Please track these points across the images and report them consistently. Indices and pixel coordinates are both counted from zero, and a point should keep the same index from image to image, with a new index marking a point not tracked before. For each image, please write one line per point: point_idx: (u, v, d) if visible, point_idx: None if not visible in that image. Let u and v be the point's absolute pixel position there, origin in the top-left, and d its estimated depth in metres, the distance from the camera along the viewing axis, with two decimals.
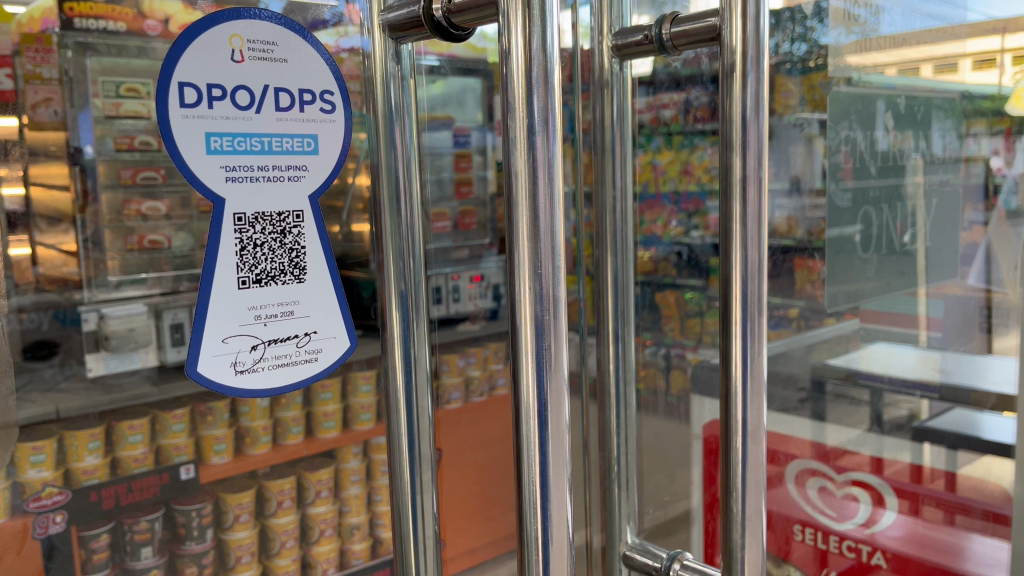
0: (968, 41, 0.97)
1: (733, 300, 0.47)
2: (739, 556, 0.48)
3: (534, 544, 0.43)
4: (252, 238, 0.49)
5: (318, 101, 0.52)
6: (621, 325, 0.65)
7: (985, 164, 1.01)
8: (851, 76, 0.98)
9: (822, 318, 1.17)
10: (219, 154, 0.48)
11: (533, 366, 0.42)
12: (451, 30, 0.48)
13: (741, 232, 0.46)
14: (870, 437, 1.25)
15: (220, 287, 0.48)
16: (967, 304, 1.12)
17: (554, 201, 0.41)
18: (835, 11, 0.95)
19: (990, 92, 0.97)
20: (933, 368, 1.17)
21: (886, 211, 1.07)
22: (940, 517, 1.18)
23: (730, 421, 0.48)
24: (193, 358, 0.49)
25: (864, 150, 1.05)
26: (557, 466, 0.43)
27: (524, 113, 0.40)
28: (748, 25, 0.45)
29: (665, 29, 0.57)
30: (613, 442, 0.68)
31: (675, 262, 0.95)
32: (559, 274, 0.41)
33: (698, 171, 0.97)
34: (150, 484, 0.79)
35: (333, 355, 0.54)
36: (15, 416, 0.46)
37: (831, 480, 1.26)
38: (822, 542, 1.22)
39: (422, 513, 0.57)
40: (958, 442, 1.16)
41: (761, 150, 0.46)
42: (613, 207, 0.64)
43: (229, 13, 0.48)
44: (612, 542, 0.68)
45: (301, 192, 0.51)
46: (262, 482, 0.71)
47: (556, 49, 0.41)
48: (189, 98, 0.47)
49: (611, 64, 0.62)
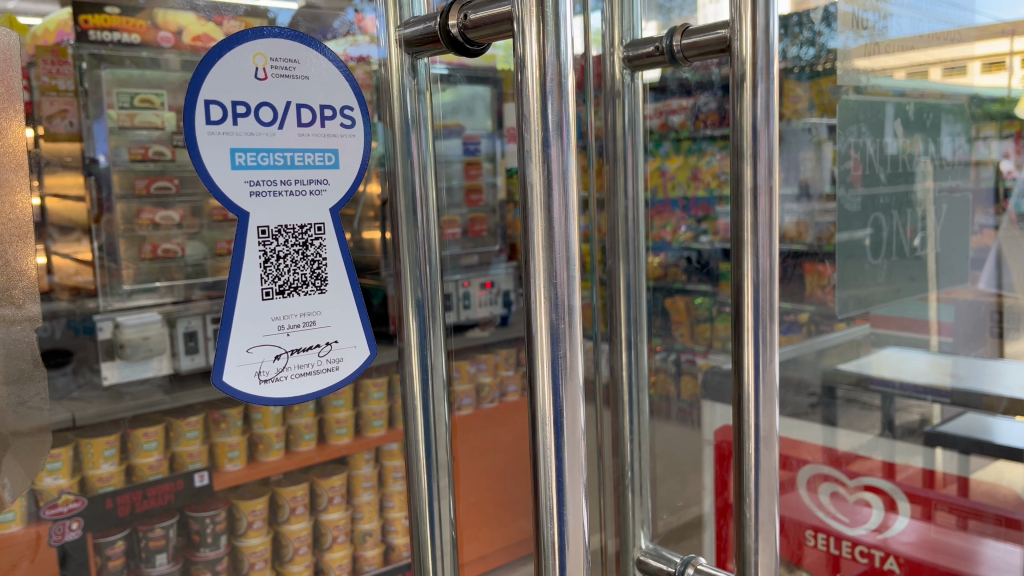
0: (976, 44, 1.00)
1: (744, 309, 0.47)
2: (752, 560, 0.48)
3: (552, 548, 0.44)
4: (275, 250, 0.50)
5: (339, 116, 0.52)
6: (634, 331, 0.66)
7: (995, 167, 1.04)
8: (859, 83, 0.99)
9: (834, 322, 1.14)
10: (244, 169, 0.49)
11: (550, 376, 0.42)
12: (467, 45, 0.49)
13: (752, 240, 0.47)
14: (882, 442, 1.24)
15: (245, 298, 0.49)
16: (977, 308, 1.12)
17: (568, 210, 0.41)
18: (842, 16, 0.95)
19: (1000, 95, 1.01)
20: (944, 372, 1.17)
21: (897, 217, 1.06)
22: (953, 522, 1.16)
23: (742, 427, 0.48)
24: (218, 367, 0.50)
25: (873, 155, 1.04)
26: (573, 470, 0.43)
27: (537, 124, 0.41)
28: (758, 35, 0.45)
29: (675, 41, 0.58)
30: (626, 448, 0.68)
31: (684, 269, 0.91)
32: (575, 283, 0.42)
33: (705, 177, 0.99)
34: (163, 491, 0.77)
35: (354, 364, 0.55)
36: (48, 420, 0.49)
37: (844, 485, 1.20)
38: (835, 547, 1.14)
39: (440, 520, 0.58)
40: (970, 447, 1.17)
41: (771, 158, 0.46)
42: (626, 216, 0.65)
43: (251, 32, 0.49)
44: (625, 547, 0.68)
45: (322, 205, 0.52)
46: (275, 488, 0.71)
47: (570, 59, 0.41)
48: (215, 115, 0.48)
49: (622, 75, 0.63)
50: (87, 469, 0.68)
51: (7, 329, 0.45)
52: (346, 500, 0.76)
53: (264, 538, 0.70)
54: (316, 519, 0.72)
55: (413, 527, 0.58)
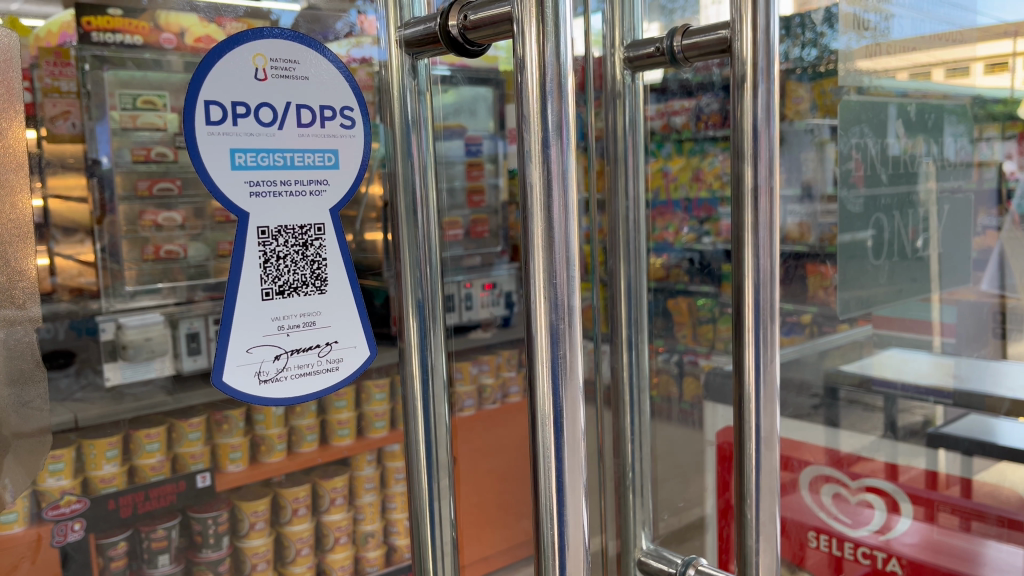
0: (978, 45, 0.97)
1: (745, 309, 0.47)
2: (754, 560, 0.48)
3: (552, 549, 0.44)
4: (274, 250, 0.50)
5: (339, 117, 0.52)
6: (634, 332, 0.66)
7: (998, 168, 1.02)
8: (861, 83, 0.98)
9: (834, 323, 1.12)
10: (244, 170, 0.49)
11: (550, 377, 0.42)
12: (467, 46, 0.49)
13: (753, 239, 0.47)
14: (885, 444, 1.26)
15: (245, 298, 0.49)
16: (980, 309, 1.11)
17: (568, 210, 0.41)
18: (844, 17, 0.94)
19: (1002, 96, 0.98)
20: (947, 373, 1.18)
21: (898, 217, 1.07)
22: (956, 524, 1.13)
23: (743, 427, 0.48)
24: (219, 366, 0.50)
25: (875, 155, 1.04)
26: (573, 471, 0.43)
27: (538, 124, 0.41)
28: (759, 36, 0.45)
29: (676, 42, 0.58)
30: (627, 448, 0.68)
31: (687, 270, 0.92)
32: (574, 283, 0.42)
33: (709, 178, 0.98)
34: (167, 492, 0.76)
35: (354, 364, 0.55)
36: (49, 421, 0.49)
37: (846, 487, 1.20)
38: (837, 548, 1.12)
39: (440, 521, 0.58)
40: (972, 449, 1.17)
41: (771, 158, 0.46)
42: (626, 216, 0.65)
43: (251, 32, 0.49)
44: (627, 548, 0.68)
45: (322, 205, 0.52)
46: (278, 489, 0.71)
47: (570, 59, 0.41)
48: (214, 116, 0.48)
49: (623, 75, 0.62)
50: (89, 470, 0.69)
51: (9, 329, 0.45)
52: (347, 501, 0.77)
53: (267, 539, 0.69)
54: (317, 519, 0.73)
55: (414, 527, 0.58)
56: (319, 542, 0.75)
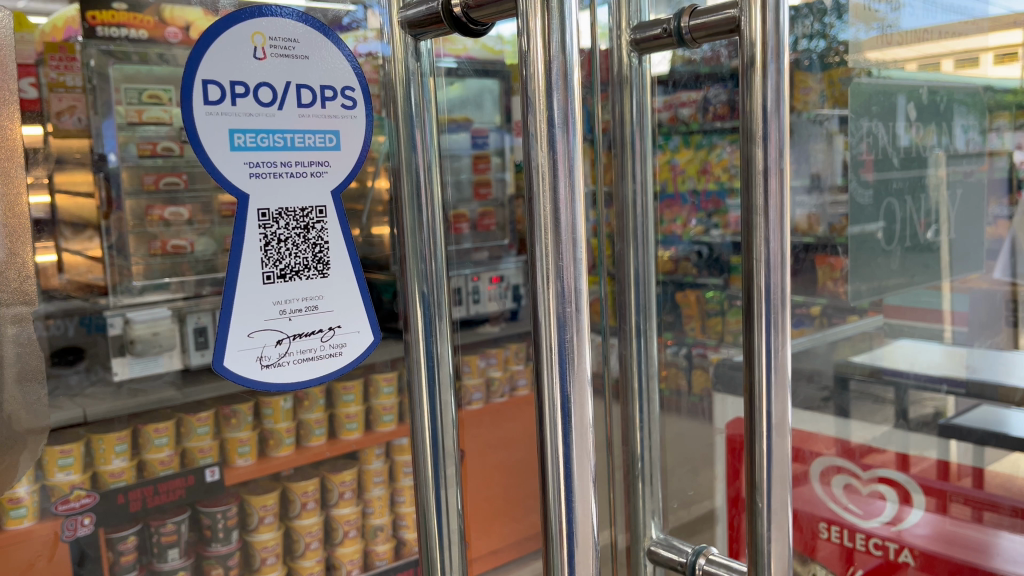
0: (990, 34, 0.96)
1: (757, 296, 0.47)
2: (766, 549, 0.48)
3: (560, 538, 0.43)
4: (276, 233, 0.50)
5: (340, 97, 0.52)
6: (644, 320, 0.65)
7: (1009, 157, 1.01)
8: (871, 69, 0.96)
9: (845, 314, 1.15)
10: (243, 151, 0.48)
11: (557, 365, 0.42)
12: (470, 25, 0.48)
13: (764, 225, 0.46)
14: (896, 435, 1.21)
15: (246, 282, 0.49)
16: (994, 297, 1.08)
17: (574, 194, 0.41)
18: (853, 7, 0.93)
19: (1012, 85, 0.98)
20: (960, 363, 1.14)
21: (910, 203, 1.06)
22: (968, 515, 1.10)
23: (754, 417, 0.48)
24: (220, 352, 0.49)
25: (887, 143, 1.01)
26: (580, 460, 0.43)
27: (545, 110, 0.41)
28: (767, 17, 0.45)
29: (683, 22, 0.57)
30: (635, 438, 0.68)
31: (695, 261, 0.91)
32: (581, 268, 0.42)
33: (716, 169, 0.96)
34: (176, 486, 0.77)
35: (356, 350, 0.54)
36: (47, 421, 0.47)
37: (857, 477, 1.18)
38: (848, 539, 1.14)
39: (446, 510, 0.56)
40: (986, 437, 1.11)
41: (782, 143, 0.45)
42: (634, 202, 0.64)
43: (252, 11, 0.49)
44: (635, 538, 0.68)
45: (323, 187, 0.51)
46: (287, 483, 0.71)
47: (575, 49, 0.41)
48: (213, 95, 0.48)
49: (630, 59, 0.62)
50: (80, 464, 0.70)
51: (22, 327, 0.44)
52: (358, 494, 0.80)
53: (276, 532, 0.71)
54: (327, 513, 0.72)
55: (421, 517, 0.57)
56: (329, 536, 0.74)
